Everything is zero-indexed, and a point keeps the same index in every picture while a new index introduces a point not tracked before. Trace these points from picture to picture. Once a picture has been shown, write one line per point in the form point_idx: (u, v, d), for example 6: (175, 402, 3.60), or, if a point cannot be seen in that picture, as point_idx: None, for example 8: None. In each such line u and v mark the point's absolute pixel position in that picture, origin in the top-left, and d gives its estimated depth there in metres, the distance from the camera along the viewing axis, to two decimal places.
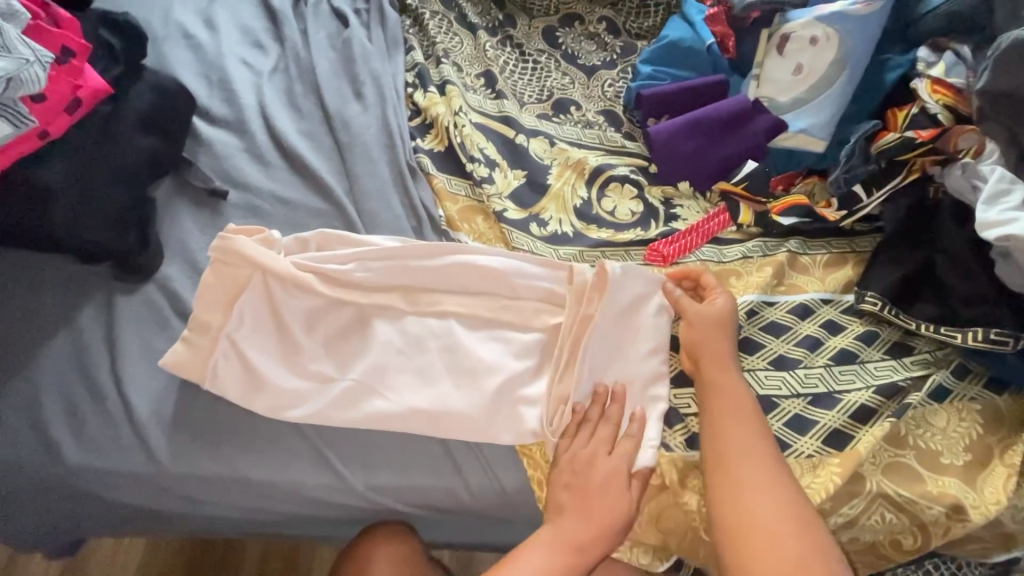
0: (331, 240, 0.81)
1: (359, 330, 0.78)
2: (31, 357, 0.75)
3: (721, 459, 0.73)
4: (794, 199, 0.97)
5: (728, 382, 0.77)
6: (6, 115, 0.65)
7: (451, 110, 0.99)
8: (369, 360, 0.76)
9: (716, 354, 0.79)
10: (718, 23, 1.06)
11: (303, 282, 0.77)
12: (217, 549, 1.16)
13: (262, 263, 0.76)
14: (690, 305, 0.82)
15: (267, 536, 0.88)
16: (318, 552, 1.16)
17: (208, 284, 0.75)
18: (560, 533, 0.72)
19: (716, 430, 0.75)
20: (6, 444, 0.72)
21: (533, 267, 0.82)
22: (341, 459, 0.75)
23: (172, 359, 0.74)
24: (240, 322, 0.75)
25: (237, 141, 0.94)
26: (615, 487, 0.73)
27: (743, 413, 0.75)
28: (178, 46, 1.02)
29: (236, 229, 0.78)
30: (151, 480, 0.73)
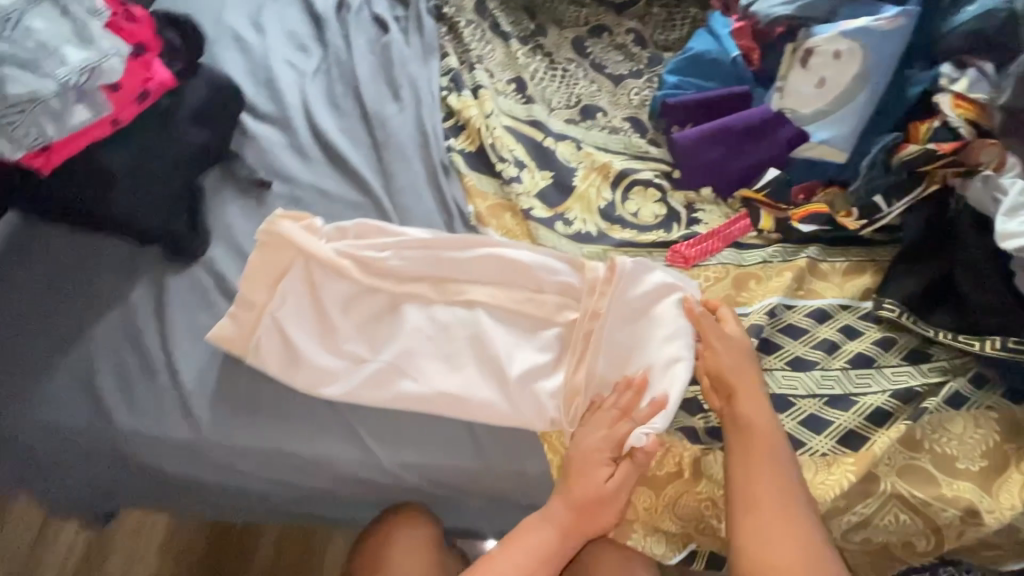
0: (369, 230, 0.85)
1: (389, 314, 0.82)
2: (88, 328, 0.80)
3: (748, 493, 0.73)
4: (814, 207, 0.99)
5: (756, 415, 0.77)
6: (87, 101, 0.71)
7: (483, 113, 1.04)
8: (398, 342, 0.80)
9: (741, 380, 0.79)
10: (743, 37, 1.11)
11: (341, 268, 0.82)
12: (236, 533, 1.20)
13: (305, 248, 0.81)
14: (713, 329, 0.81)
15: (289, 515, 0.91)
16: (331, 541, 1.19)
17: (254, 263, 0.81)
18: (551, 525, 0.74)
19: (746, 462, 0.74)
20: (63, 408, 0.77)
21: (559, 263, 0.85)
22: (372, 435, 0.79)
23: (218, 333, 0.79)
24: (282, 301, 0.80)
25: (281, 136, 1.00)
26: (597, 458, 0.75)
27: (772, 447, 0.75)
28: (230, 47, 1.08)
29: (284, 213, 0.83)
30: (192, 448, 0.77)
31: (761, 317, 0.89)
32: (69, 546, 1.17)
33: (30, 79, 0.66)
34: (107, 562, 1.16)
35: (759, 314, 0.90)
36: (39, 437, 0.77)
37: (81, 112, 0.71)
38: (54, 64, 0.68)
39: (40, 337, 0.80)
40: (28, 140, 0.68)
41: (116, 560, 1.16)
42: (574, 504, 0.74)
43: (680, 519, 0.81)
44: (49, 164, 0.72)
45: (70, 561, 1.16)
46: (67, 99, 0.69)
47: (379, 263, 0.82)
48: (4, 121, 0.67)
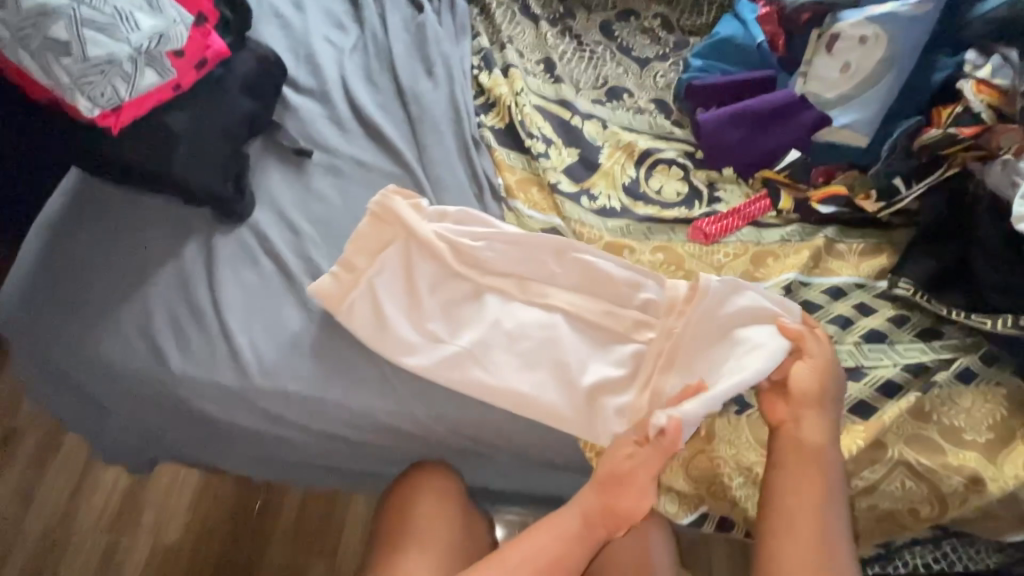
0: (470, 218, 0.90)
1: (473, 299, 0.88)
2: (144, 281, 0.87)
3: (786, 511, 0.73)
4: (834, 189, 1.02)
5: (818, 441, 0.76)
6: (154, 65, 0.76)
7: (514, 91, 1.08)
8: (484, 327, 0.86)
9: (817, 404, 0.78)
10: (769, 22, 1.11)
11: (436, 250, 0.87)
12: (261, 496, 1.26)
13: (411, 228, 0.87)
14: (814, 345, 0.80)
15: (318, 470, 0.97)
16: (352, 507, 1.26)
17: (362, 232, 0.87)
18: (575, 509, 0.75)
19: (792, 481, 0.74)
20: (122, 353, 0.83)
21: (645, 281, 0.88)
22: (405, 389, 0.85)
23: (320, 287, 0.85)
24: (379, 271, 0.87)
25: (321, 108, 1.05)
26: (631, 442, 0.74)
27: (826, 473, 0.74)
28: (272, 24, 1.13)
29: (395, 189, 0.89)
30: (240, 393, 0.83)
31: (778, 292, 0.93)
32: (108, 494, 1.24)
33: (108, 42, 0.72)
34: (142, 512, 1.24)
35: (775, 288, 0.93)
36: (100, 379, 0.84)
37: (149, 74, 0.76)
38: (129, 29, 0.73)
39: (101, 285, 0.86)
40: (103, 100, 0.73)
41: (150, 511, 1.24)
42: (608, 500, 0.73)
43: (692, 480, 0.85)
44: (119, 124, 0.76)
45: (108, 508, 1.23)
46: (137, 62, 0.74)
47: (473, 252, 0.88)
48: (81, 81, 0.71)
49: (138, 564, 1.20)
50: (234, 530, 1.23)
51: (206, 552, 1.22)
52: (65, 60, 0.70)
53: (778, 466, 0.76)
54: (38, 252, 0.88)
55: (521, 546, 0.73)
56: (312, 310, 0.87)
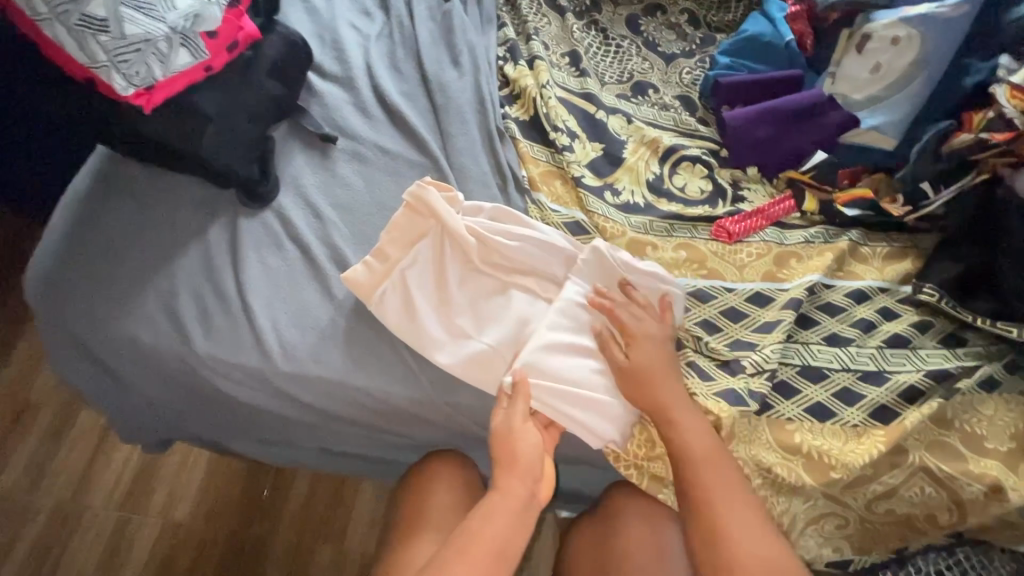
0: (503, 214, 0.91)
1: (500, 294, 0.88)
2: (170, 261, 0.87)
3: (693, 504, 0.74)
4: (859, 191, 1.01)
5: (689, 420, 0.78)
6: (189, 46, 0.76)
7: (539, 83, 1.07)
8: (508, 324, 0.86)
9: (658, 392, 0.79)
10: (799, 21, 1.11)
11: (466, 243, 0.87)
12: (270, 478, 1.27)
13: (444, 219, 0.87)
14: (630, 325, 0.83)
15: (331, 454, 0.97)
16: (360, 493, 1.27)
17: (399, 223, 0.87)
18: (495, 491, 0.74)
19: (685, 477, 0.75)
20: (146, 331, 0.84)
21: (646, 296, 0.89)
22: (426, 378, 0.85)
23: (352, 277, 0.85)
24: (412, 262, 0.87)
25: (346, 95, 1.05)
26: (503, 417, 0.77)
27: (714, 451, 0.76)
28: (298, 9, 1.13)
29: (430, 182, 0.89)
30: (261, 375, 0.83)
31: (802, 294, 0.91)
32: (120, 471, 1.26)
33: (145, 21, 0.71)
34: (153, 489, 1.25)
35: (799, 290, 0.92)
36: (123, 356, 0.85)
37: (183, 54, 0.76)
38: (166, 8, 0.73)
39: (128, 264, 0.87)
40: (139, 79, 0.73)
41: (161, 489, 1.25)
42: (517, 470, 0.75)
43: None
44: (152, 103, 0.76)
45: (119, 485, 1.25)
46: (173, 41, 0.74)
47: (509, 251, 0.88)
48: (118, 59, 0.71)
49: (148, 541, 1.21)
50: (242, 511, 1.24)
51: (214, 532, 1.23)
52: (102, 37, 0.69)
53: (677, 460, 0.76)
54: (64, 230, 0.88)
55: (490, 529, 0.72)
56: (335, 295, 0.87)
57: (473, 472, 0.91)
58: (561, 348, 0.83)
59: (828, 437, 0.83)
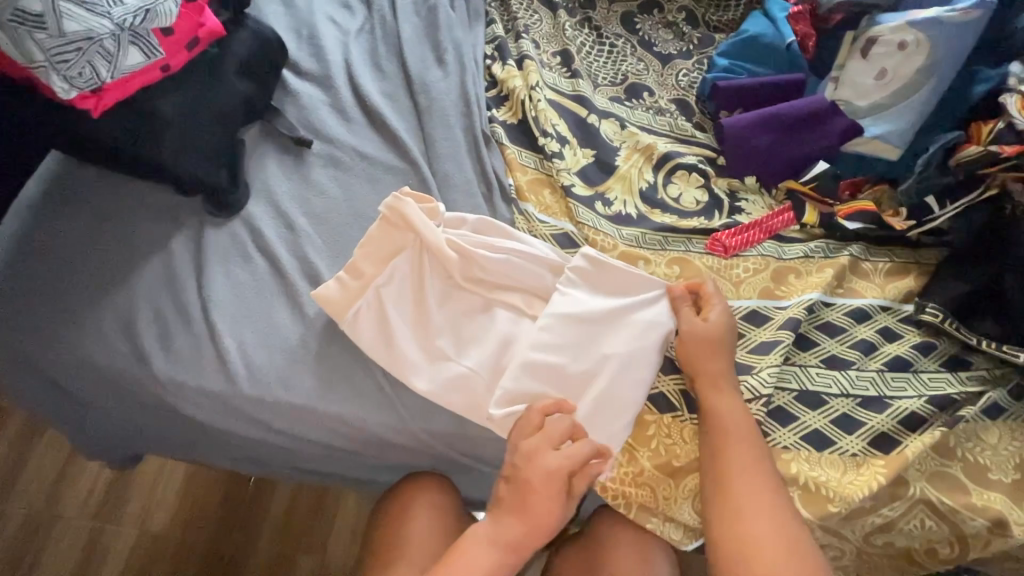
0: (486, 227, 0.86)
1: (483, 313, 0.83)
2: (129, 275, 0.82)
3: (723, 481, 0.71)
4: (860, 204, 0.96)
5: (725, 397, 0.76)
6: (140, 43, 0.70)
7: (528, 85, 1.01)
8: (489, 344, 0.81)
9: (705, 368, 0.78)
10: (801, 22, 1.05)
11: (447, 259, 0.82)
12: (250, 488, 1.22)
13: (422, 231, 0.81)
14: (683, 314, 0.81)
15: (306, 474, 0.92)
16: (342, 505, 1.22)
17: (372, 237, 0.81)
18: (496, 539, 0.70)
19: (719, 451, 0.73)
20: (101, 351, 0.78)
21: (637, 311, 0.82)
22: (403, 403, 0.80)
23: (326, 293, 0.79)
24: (389, 279, 0.81)
25: (322, 95, 0.98)
26: (557, 480, 0.71)
27: (745, 431, 0.74)
28: (273, 1, 1.06)
29: (409, 192, 0.83)
30: (225, 399, 0.78)
31: (801, 313, 0.87)
32: (93, 480, 1.20)
33: (86, 16, 0.65)
34: (126, 501, 1.19)
35: (798, 309, 0.87)
36: (77, 377, 0.79)
37: (134, 54, 0.70)
38: (111, 4, 0.66)
39: (84, 276, 0.81)
40: (82, 81, 0.67)
41: (134, 501, 1.19)
42: (526, 523, 0.70)
43: (699, 512, 0.79)
44: (100, 106, 0.71)
45: (91, 496, 1.19)
46: (121, 40, 0.68)
47: (491, 267, 0.83)
48: (57, 59, 0.65)
49: (122, 554, 1.16)
50: (222, 522, 1.19)
51: (191, 545, 1.17)
52: (39, 34, 0.63)
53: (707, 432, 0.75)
54: (14, 239, 0.82)
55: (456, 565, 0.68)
56: (306, 314, 0.82)
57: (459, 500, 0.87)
58: (541, 368, 0.78)
59: (826, 467, 0.79)
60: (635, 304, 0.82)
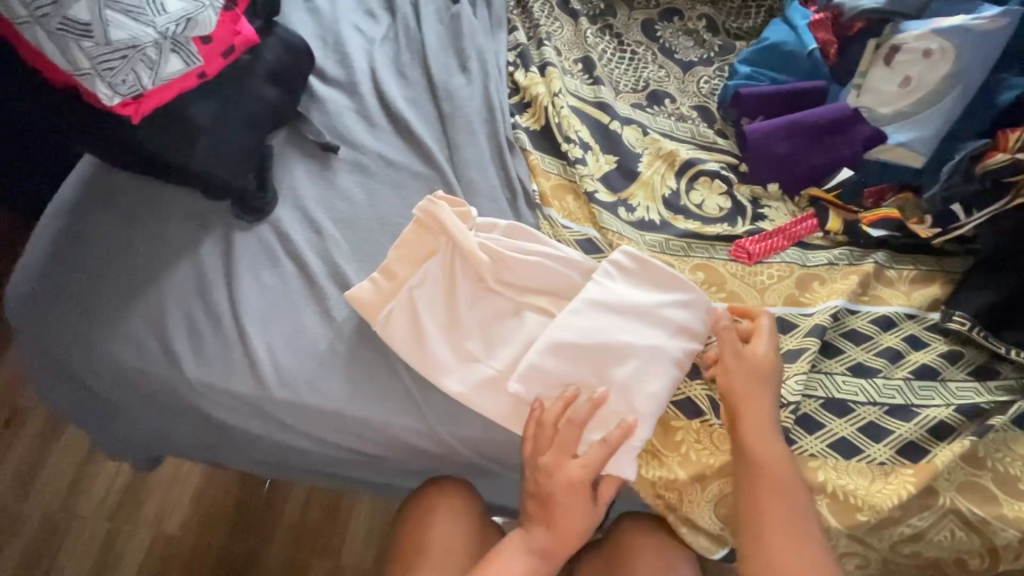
0: (517, 231, 0.86)
1: (512, 316, 0.84)
2: (159, 278, 0.83)
3: (754, 521, 0.70)
4: (885, 212, 0.96)
5: (763, 439, 0.73)
6: (180, 52, 0.71)
7: (551, 92, 1.02)
8: (520, 346, 0.81)
9: (745, 404, 0.75)
10: (822, 29, 1.03)
11: (478, 262, 0.83)
12: (264, 492, 1.22)
13: (454, 234, 0.82)
14: (730, 346, 0.78)
15: (327, 478, 0.92)
16: (356, 509, 1.22)
17: (407, 238, 0.82)
18: (528, 550, 0.73)
19: (752, 494, 0.71)
20: (133, 353, 0.79)
21: (671, 308, 0.82)
22: (429, 406, 0.80)
23: (358, 295, 0.80)
24: (421, 281, 0.82)
25: (348, 101, 1.00)
26: (580, 490, 0.73)
27: (782, 475, 0.71)
28: (299, 9, 1.08)
29: (441, 196, 0.84)
30: (254, 402, 0.79)
31: (826, 319, 0.87)
32: (112, 477, 1.21)
33: (133, 25, 0.67)
34: (144, 501, 1.20)
35: (823, 316, 0.87)
36: (107, 378, 0.80)
37: (175, 62, 0.71)
38: (155, 12, 0.68)
39: (117, 278, 0.82)
40: (125, 87, 0.68)
41: (152, 501, 1.20)
42: (557, 531, 0.73)
43: (720, 517, 0.78)
44: (140, 112, 0.72)
45: (109, 497, 1.20)
46: (163, 48, 0.69)
47: (522, 269, 0.83)
48: (102, 66, 0.66)
49: (139, 554, 1.16)
50: (235, 525, 1.19)
51: (207, 547, 1.18)
52: (86, 43, 0.65)
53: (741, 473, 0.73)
54: (49, 242, 0.84)
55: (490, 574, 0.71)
56: (334, 317, 0.83)
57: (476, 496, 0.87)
58: (568, 352, 0.79)
59: (854, 475, 0.78)
60: (669, 301, 0.82)
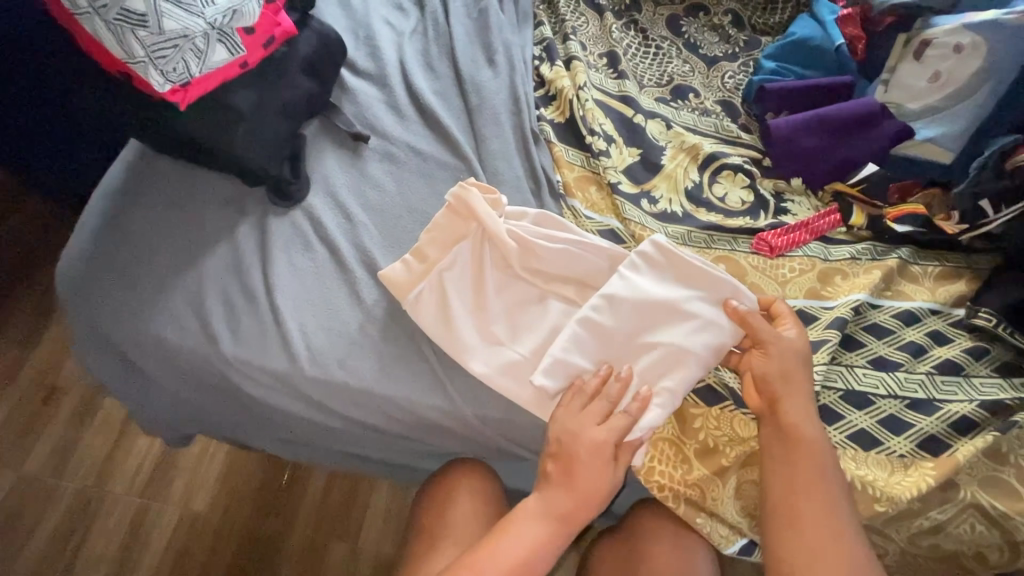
0: (547, 221, 0.88)
1: (537, 303, 0.86)
2: (199, 259, 0.87)
3: (789, 500, 0.70)
4: (910, 207, 0.96)
5: (802, 425, 0.73)
6: (226, 42, 0.76)
7: (576, 85, 1.04)
8: (545, 333, 0.83)
9: (783, 389, 0.75)
10: (851, 24, 1.06)
11: (508, 248, 0.85)
12: (286, 474, 1.26)
13: (485, 220, 0.84)
14: (766, 331, 0.77)
15: (350, 458, 0.95)
16: (375, 494, 1.25)
17: (438, 223, 0.85)
18: (545, 514, 0.71)
19: (790, 478, 0.71)
20: (174, 329, 0.83)
21: (698, 303, 0.81)
22: (453, 387, 0.83)
23: (392, 275, 0.84)
24: (451, 264, 0.84)
25: (378, 93, 1.03)
26: (603, 453, 0.72)
27: (820, 461, 0.71)
28: (332, 4, 1.11)
29: (474, 183, 0.87)
30: (286, 378, 0.82)
31: (848, 313, 0.87)
32: (143, 455, 1.26)
33: (183, 15, 0.71)
34: (173, 479, 1.24)
35: (845, 309, 0.87)
36: (148, 353, 0.84)
37: (221, 51, 0.76)
38: (204, 3, 0.73)
39: (160, 258, 0.87)
40: (175, 75, 0.73)
41: (180, 480, 1.24)
42: (575, 495, 0.71)
43: (743, 509, 0.80)
44: (188, 99, 0.76)
45: (140, 473, 1.24)
46: (210, 38, 0.74)
47: (549, 258, 0.85)
48: (156, 55, 0.71)
49: (167, 530, 1.20)
50: (258, 505, 1.23)
51: (230, 526, 1.21)
52: (141, 32, 0.69)
53: (779, 457, 0.73)
54: (97, 223, 0.88)
55: (505, 539, 0.69)
56: (364, 300, 0.86)
57: (491, 481, 0.88)
58: (590, 348, 0.81)
59: (873, 467, 0.78)
60: (696, 296, 0.82)
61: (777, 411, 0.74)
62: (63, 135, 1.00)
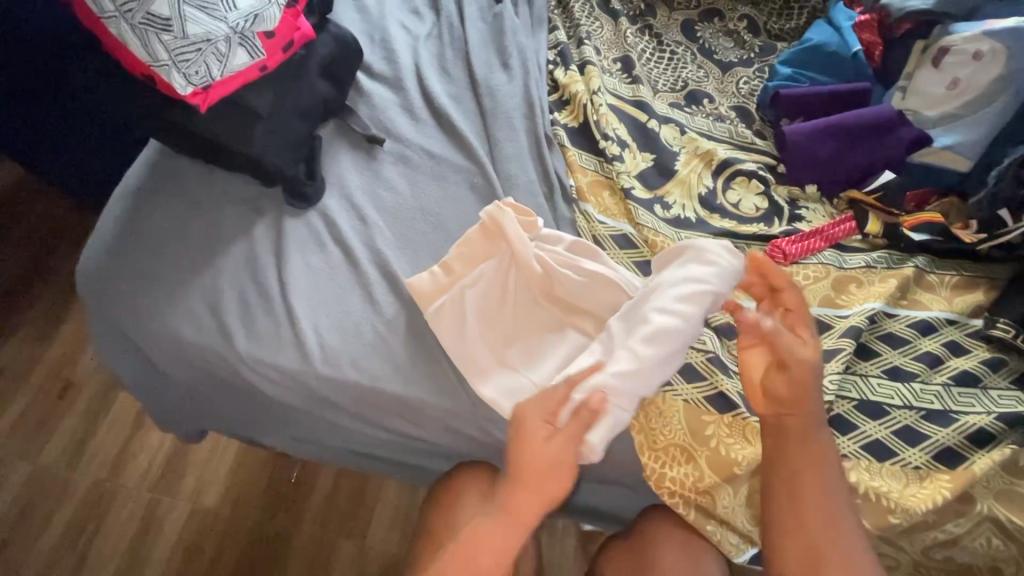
0: (581, 250, 0.87)
1: (556, 331, 0.86)
2: (215, 258, 0.88)
3: (798, 515, 0.70)
4: (929, 216, 0.95)
5: (812, 444, 0.72)
6: (246, 45, 0.77)
7: (590, 89, 1.04)
8: (560, 363, 0.83)
9: (798, 410, 0.72)
10: (868, 30, 1.02)
11: (533, 272, 0.85)
12: (295, 473, 1.27)
13: (516, 242, 0.85)
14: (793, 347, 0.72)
15: (361, 458, 0.95)
16: (382, 496, 1.26)
17: (470, 239, 0.86)
18: (507, 516, 0.72)
19: (798, 495, 0.71)
20: (190, 326, 0.84)
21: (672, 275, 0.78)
22: (464, 389, 0.83)
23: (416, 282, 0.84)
24: (475, 280, 0.86)
25: (393, 96, 1.04)
26: (546, 446, 0.70)
27: (829, 480, 0.70)
28: (349, 8, 1.12)
29: (509, 203, 0.87)
30: (299, 377, 0.83)
31: (863, 322, 0.86)
32: (154, 451, 1.27)
33: (206, 20, 0.72)
34: (184, 475, 1.26)
35: (859, 318, 0.87)
36: (165, 350, 0.85)
37: (241, 55, 0.78)
38: (227, 8, 0.74)
39: (176, 259, 0.88)
40: (197, 78, 0.74)
41: (191, 475, 1.26)
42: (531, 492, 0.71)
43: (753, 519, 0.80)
44: (208, 101, 0.78)
45: (152, 469, 1.26)
46: (231, 42, 0.75)
47: (572, 287, 0.85)
48: (179, 58, 0.73)
49: (177, 525, 1.22)
50: (266, 504, 1.24)
51: (239, 523, 1.22)
52: (165, 36, 0.71)
53: (788, 475, 0.72)
54: (115, 223, 0.90)
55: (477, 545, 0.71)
56: (377, 301, 0.86)
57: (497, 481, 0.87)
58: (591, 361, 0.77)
59: (888, 478, 0.78)
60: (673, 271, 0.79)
61: (788, 430, 0.72)
62: (85, 135, 1.02)
